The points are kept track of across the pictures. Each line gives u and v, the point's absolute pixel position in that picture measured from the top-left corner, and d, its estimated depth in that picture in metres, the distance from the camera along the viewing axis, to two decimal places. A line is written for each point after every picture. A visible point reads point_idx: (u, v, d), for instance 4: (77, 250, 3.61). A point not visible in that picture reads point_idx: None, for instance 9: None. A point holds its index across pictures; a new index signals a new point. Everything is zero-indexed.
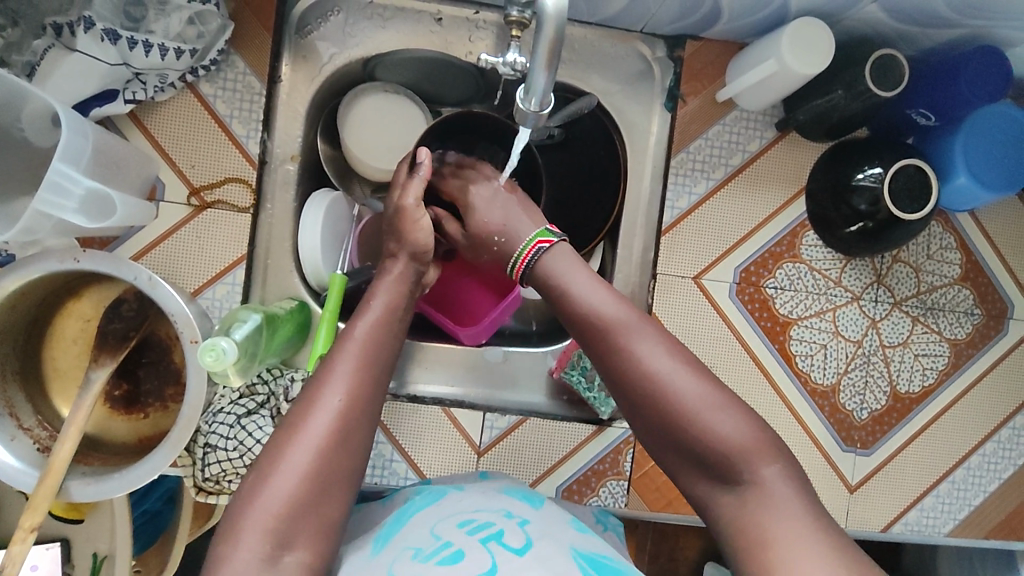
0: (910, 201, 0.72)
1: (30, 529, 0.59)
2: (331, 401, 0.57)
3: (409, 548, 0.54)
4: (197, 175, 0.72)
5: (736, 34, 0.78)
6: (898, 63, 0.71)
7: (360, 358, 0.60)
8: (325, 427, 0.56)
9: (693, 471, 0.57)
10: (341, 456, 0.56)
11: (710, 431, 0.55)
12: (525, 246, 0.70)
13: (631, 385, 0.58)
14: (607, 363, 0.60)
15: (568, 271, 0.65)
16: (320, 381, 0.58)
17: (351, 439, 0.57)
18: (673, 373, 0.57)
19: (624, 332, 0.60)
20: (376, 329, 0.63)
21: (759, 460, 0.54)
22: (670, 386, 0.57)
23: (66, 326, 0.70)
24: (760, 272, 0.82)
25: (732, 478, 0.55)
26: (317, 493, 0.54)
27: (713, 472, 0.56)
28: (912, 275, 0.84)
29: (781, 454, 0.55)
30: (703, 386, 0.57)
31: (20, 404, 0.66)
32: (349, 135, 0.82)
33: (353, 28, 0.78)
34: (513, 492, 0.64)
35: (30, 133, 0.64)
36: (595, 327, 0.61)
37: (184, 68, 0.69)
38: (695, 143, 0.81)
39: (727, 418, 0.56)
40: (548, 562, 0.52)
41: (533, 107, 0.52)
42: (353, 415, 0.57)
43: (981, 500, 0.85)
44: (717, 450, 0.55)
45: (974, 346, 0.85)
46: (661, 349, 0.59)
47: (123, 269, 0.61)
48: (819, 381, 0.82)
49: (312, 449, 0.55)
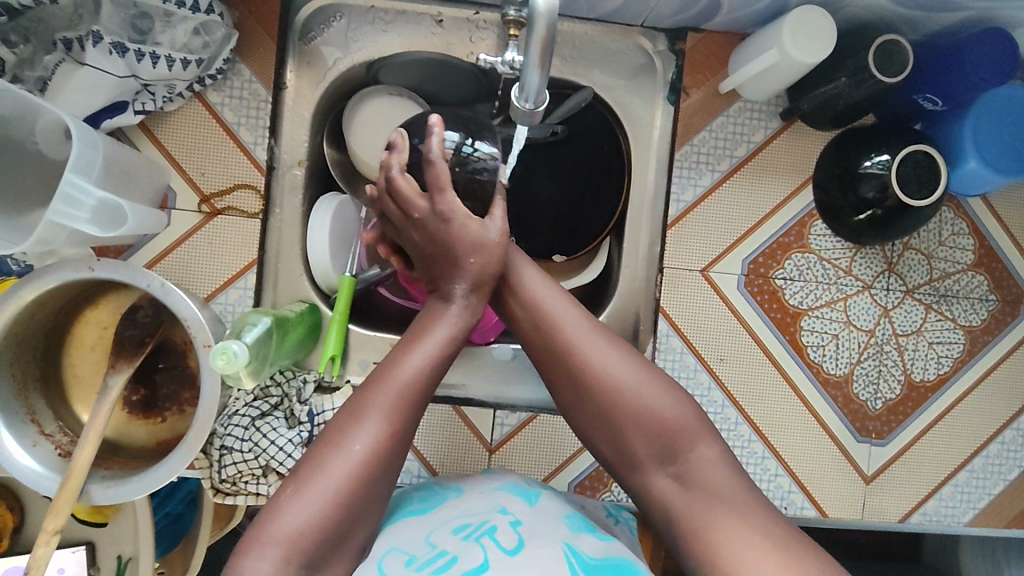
0: (917, 186, 0.72)
1: (52, 533, 0.60)
2: (373, 428, 0.56)
3: (402, 555, 0.55)
4: (207, 183, 0.74)
5: (737, 25, 0.77)
6: (902, 47, 0.70)
7: (402, 393, 0.57)
8: (351, 463, 0.54)
9: (628, 457, 0.59)
10: (371, 494, 0.55)
11: (653, 418, 0.58)
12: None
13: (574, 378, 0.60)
14: (547, 360, 0.61)
15: (515, 256, 0.65)
16: (357, 411, 0.56)
17: (382, 474, 0.55)
18: (612, 368, 0.59)
19: (567, 329, 0.61)
20: (422, 363, 0.59)
21: (696, 441, 0.58)
22: (611, 379, 0.59)
23: (83, 333, 0.72)
24: (769, 263, 0.81)
25: (672, 459, 0.58)
26: (339, 528, 0.53)
27: (657, 453, 0.58)
28: (924, 262, 0.83)
29: (716, 435, 0.59)
30: (642, 380, 0.59)
31: (42, 411, 0.68)
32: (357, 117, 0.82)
33: (355, 33, 0.78)
34: (510, 488, 0.64)
35: (44, 146, 0.66)
36: (539, 324, 0.62)
37: (191, 78, 0.70)
38: (699, 135, 0.81)
39: (672, 406, 0.59)
40: (539, 563, 0.53)
41: (527, 106, 0.53)
42: (394, 446, 0.56)
43: (1001, 489, 0.83)
44: (662, 437, 0.58)
45: (989, 332, 0.84)
46: (604, 345, 0.60)
47: (136, 276, 0.62)
48: (831, 371, 0.82)
49: (336, 486, 0.53)
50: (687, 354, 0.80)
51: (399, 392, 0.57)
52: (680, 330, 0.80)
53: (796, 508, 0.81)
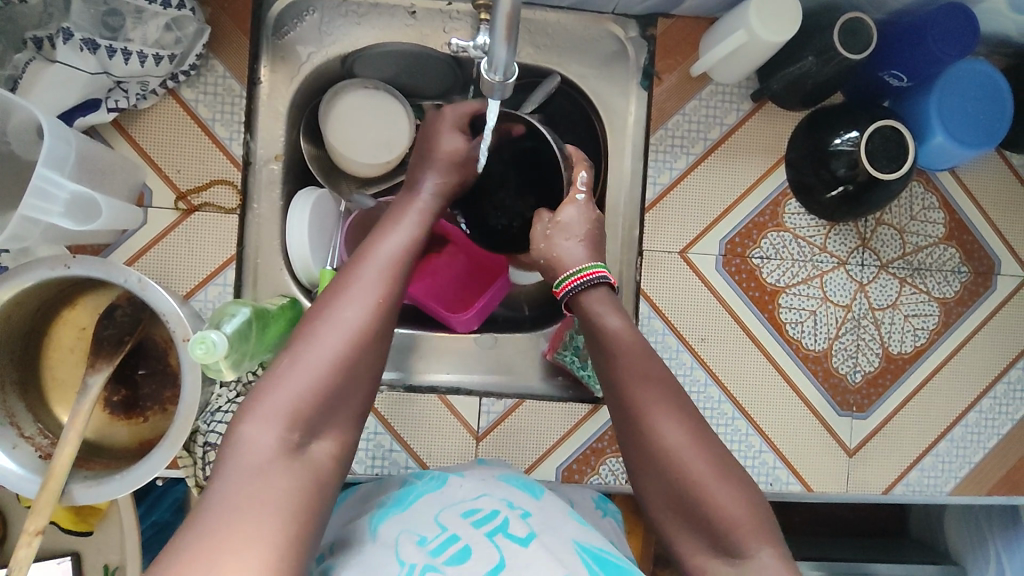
0: (887, 161, 0.73)
1: (35, 533, 0.59)
2: (357, 297, 0.55)
3: (414, 536, 0.55)
4: (183, 180, 0.73)
5: (705, 9, 0.79)
6: (866, 25, 0.72)
7: (390, 259, 0.59)
8: (358, 316, 0.54)
9: (687, 535, 0.56)
10: (373, 354, 0.55)
11: (713, 507, 0.54)
12: (572, 273, 0.67)
13: (642, 447, 0.58)
14: (623, 428, 0.59)
15: (601, 312, 0.64)
16: (348, 279, 0.57)
17: (378, 340, 0.55)
18: (683, 444, 0.56)
19: (642, 396, 0.58)
20: (401, 240, 0.61)
21: (757, 541, 0.53)
22: (679, 456, 0.56)
23: (62, 336, 0.71)
24: (746, 243, 0.82)
25: (728, 554, 0.54)
26: (342, 381, 0.52)
27: (711, 538, 0.54)
28: (897, 237, 0.84)
29: (777, 537, 0.54)
30: (712, 462, 0.56)
31: (21, 413, 0.67)
32: (333, 121, 0.82)
33: (329, 27, 0.79)
34: (513, 481, 0.65)
35: (16, 147, 0.65)
36: (619, 388, 0.60)
37: (164, 74, 0.70)
38: (673, 119, 0.82)
39: (734, 497, 0.54)
40: (554, 552, 0.53)
41: (496, 79, 0.52)
42: (381, 313, 0.56)
43: (981, 457, 0.85)
44: (719, 526, 0.54)
45: (963, 303, 0.86)
46: (677, 421, 0.57)
47: (113, 273, 0.62)
48: (810, 347, 0.83)
49: (344, 333, 0.53)
50: (669, 335, 0.81)
51: (390, 262, 0.58)
52: (661, 313, 0.81)
53: (782, 484, 0.82)
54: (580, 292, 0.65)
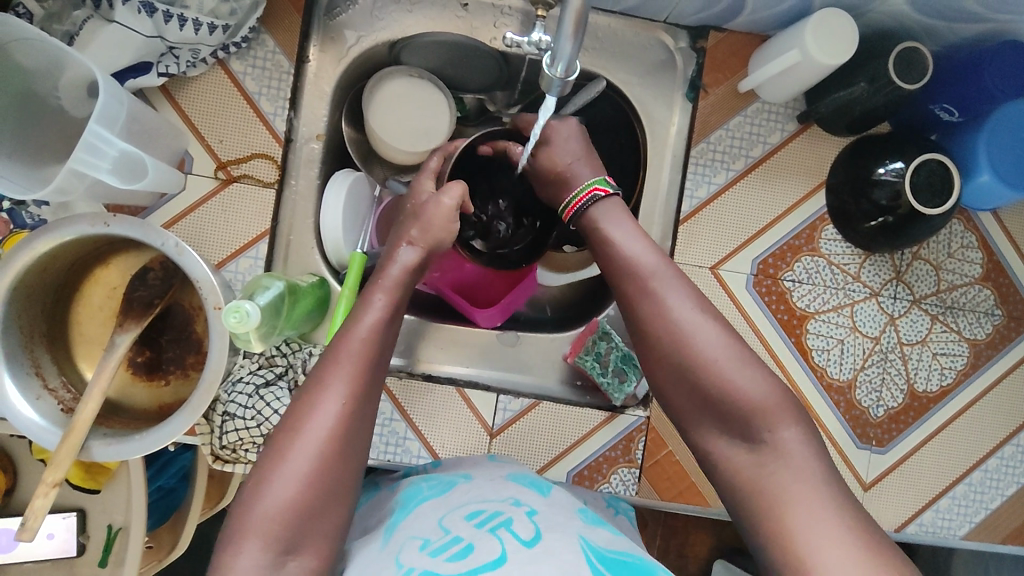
0: (930, 195, 0.72)
1: (52, 485, 0.60)
2: (331, 406, 0.56)
3: (417, 541, 0.55)
4: (224, 150, 0.74)
5: (759, 26, 0.78)
6: (922, 56, 0.70)
7: (360, 359, 0.59)
8: (323, 433, 0.55)
9: (705, 415, 0.57)
10: (341, 465, 0.55)
11: (726, 386, 0.56)
12: (581, 191, 0.70)
13: (653, 342, 0.59)
14: (637, 321, 0.61)
15: (611, 225, 0.66)
16: (317, 385, 0.57)
17: (351, 447, 0.56)
18: (698, 323, 0.58)
19: (660, 287, 0.60)
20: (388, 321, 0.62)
21: (776, 418, 0.54)
22: (690, 341, 0.57)
23: (92, 293, 0.72)
24: (778, 265, 0.82)
25: (748, 436, 0.55)
26: (321, 493, 0.54)
27: (730, 425, 0.56)
28: (932, 273, 0.83)
29: (796, 415, 0.55)
30: (725, 343, 0.57)
31: (47, 365, 0.68)
32: (371, 107, 0.82)
33: (380, 12, 0.79)
34: (521, 479, 0.65)
35: (66, 102, 0.66)
36: (629, 286, 0.62)
37: (216, 44, 0.70)
38: (716, 133, 0.81)
39: (745, 375, 0.56)
40: (559, 549, 0.52)
41: (557, 74, 0.51)
42: (352, 420, 0.56)
43: (998, 504, 0.83)
44: (735, 404, 0.55)
45: (994, 346, 0.84)
46: (688, 307, 0.59)
47: (151, 235, 0.62)
48: (834, 376, 0.82)
49: (311, 454, 0.54)
50: None
51: (358, 357, 0.59)
52: None
53: None
54: (595, 204, 0.68)
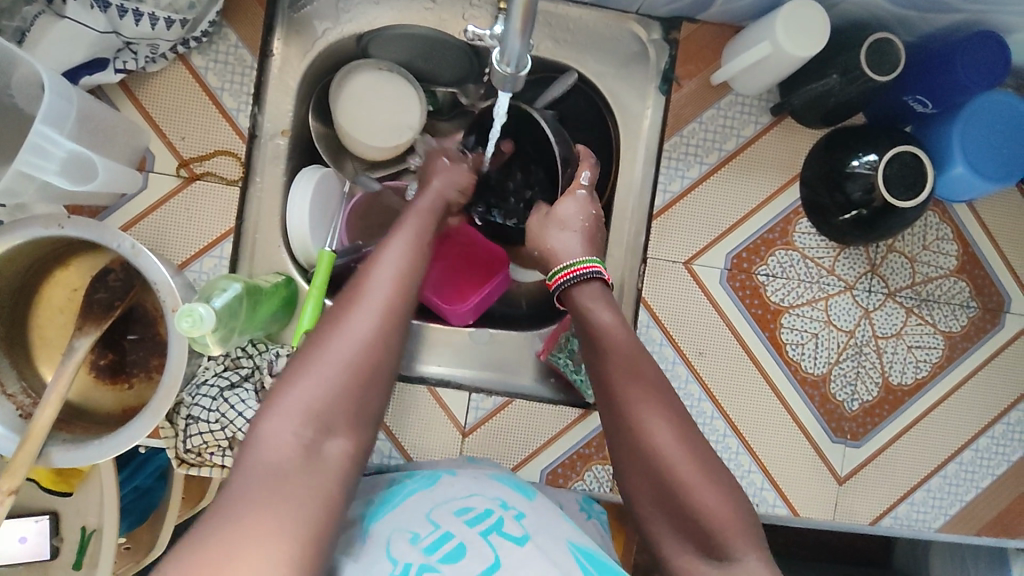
0: (904, 188, 0.71)
1: (8, 493, 0.59)
2: (376, 294, 0.55)
3: (406, 534, 0.54)
4: (187, 147, 0.72)
5: (732, 16, 0.77)
6: (894, 47, 0.69)
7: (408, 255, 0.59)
8: (369, 319, 0.54)
9: (670, 535, 0.57)
10: (367, 399, 0.53)
11: (699, 508, 0.55)
12: (567, 266, 0.67)
13: (631, 451, 0.58)
14: (612, 428, 0.60)
15: (594, 308, 0.64)
16: (363, 280, 0.57)
17: (393, 340, 0.54)
18: (673, 443, 0.57)
19: (638, 398, 0.59)
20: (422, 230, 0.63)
21: (743, 543, 0.54)
22: (667, 456, 0.56)
23: (52, 295, 0.70)
24: (752, 259, 0.81)
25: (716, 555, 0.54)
26: (358, 383, 0.52)
27: (698, 544, 0.55)
28: (907, 266, 0.83)
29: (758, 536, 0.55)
30: (698, 457, 0.57)
31: (5, 369, 0.67)
32: (368, 141, 0.83)
33: (346, 4, 0.77)
34: (505, 480, 0.65)
35: (19, 100, 0.64)
36: (609, 387, 0.60)
37: (175, 39, 0.68)
38: (689, 127, 0.80)
39: (719, 494, 0.55)
40: (546, 553, 0.52)
41: (507, 70, 0.51)
42: (400, 312, 0.55)
43: (972, 496, 0.83)
44: (703, 525, 0.55)
45: (969, 339, 0.84)
46: (663, 417, 0.58)
47: (107, 237, 0.61)
48: (809, 370, 0.81)
49: (356, 340, 0.53)
50: (667, 346, 0.80)
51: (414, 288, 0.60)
52: (660, 322, 0.80)
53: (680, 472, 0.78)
54: (578, 284, 0.65)
